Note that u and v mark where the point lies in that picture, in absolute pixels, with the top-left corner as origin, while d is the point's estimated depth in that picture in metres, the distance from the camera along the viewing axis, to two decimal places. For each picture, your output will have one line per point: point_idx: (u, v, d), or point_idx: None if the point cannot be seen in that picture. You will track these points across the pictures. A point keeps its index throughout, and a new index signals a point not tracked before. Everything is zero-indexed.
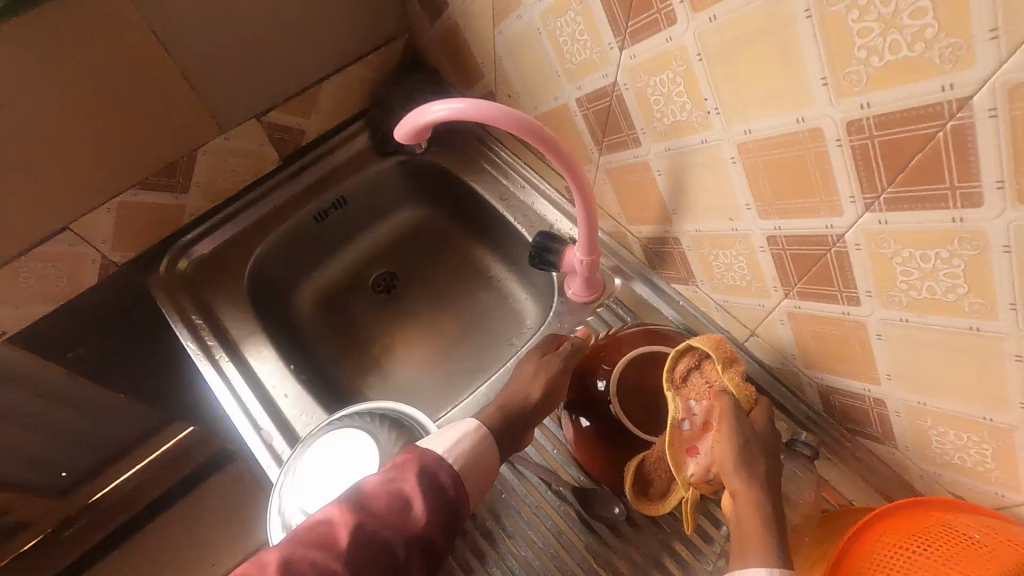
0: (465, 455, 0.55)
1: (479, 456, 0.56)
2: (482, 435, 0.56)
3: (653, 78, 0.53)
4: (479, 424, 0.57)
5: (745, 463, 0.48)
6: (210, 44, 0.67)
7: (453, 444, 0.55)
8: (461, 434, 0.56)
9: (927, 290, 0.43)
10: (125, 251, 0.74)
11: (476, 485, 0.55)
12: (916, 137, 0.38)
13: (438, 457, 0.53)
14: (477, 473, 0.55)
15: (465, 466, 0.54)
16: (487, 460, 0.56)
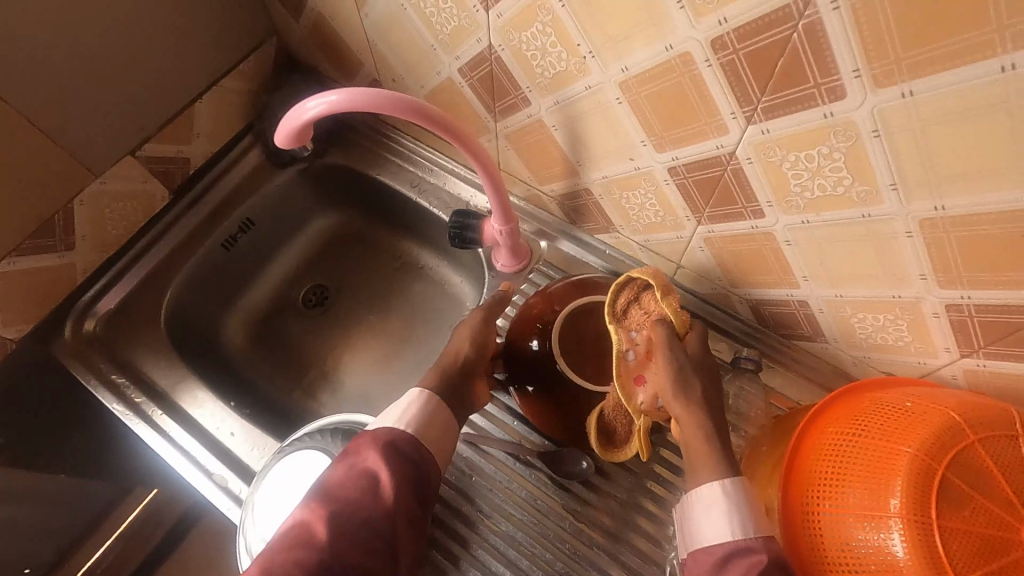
0: (419, 419, 0.53)
1: (431, 417, 0.54)
2: (428, 397, 0.54)
3: (525, 33, 0.52)
4: (422, 390, 0.55)
5: (683, 390, 0.49)
6: (55, 86, 0.61)
7: (403, 413, 0.53)
8: (405, 401, 0.54)
9: (819, 188, 0.45)
10: (20, 325, 0.69)
11: (439, 444, 0.53)
12: (775, 43, 0.38)
13: (391, 428, 0.51)
14: (436, 432, 0.53)
15: (422, 430, 0.52)
16: (440, 416, 0.54)
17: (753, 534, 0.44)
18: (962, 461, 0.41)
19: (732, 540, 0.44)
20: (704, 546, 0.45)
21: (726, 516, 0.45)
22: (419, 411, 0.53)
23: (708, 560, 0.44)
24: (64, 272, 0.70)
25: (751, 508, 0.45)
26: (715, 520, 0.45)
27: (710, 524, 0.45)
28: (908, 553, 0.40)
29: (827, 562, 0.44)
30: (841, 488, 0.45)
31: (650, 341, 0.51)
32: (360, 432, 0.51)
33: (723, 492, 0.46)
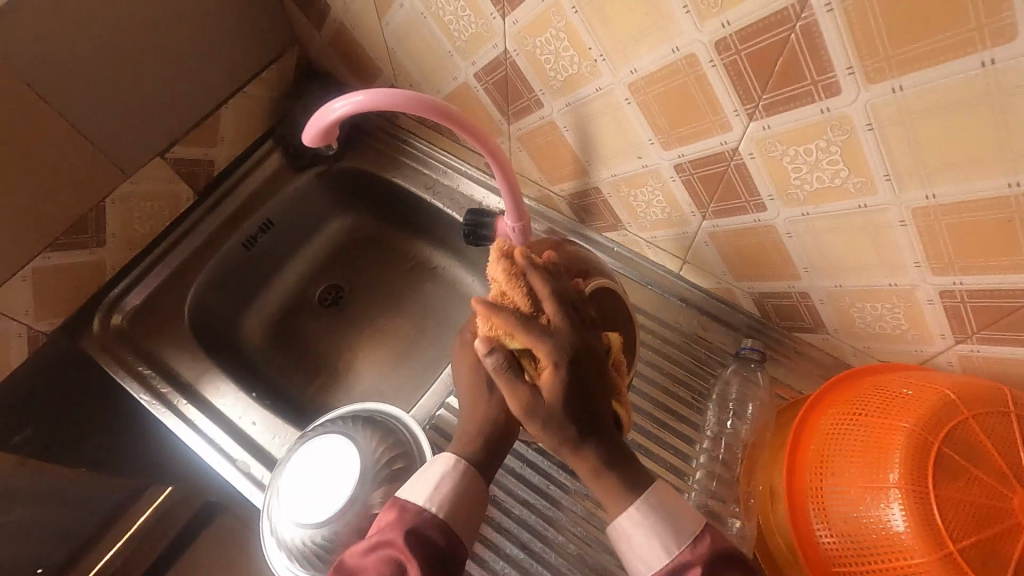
0: (450, 501, 0.44)
1: (466, 493, 0.45)
2: (464, 471, 0.45)
3: (539, 39, 0.55)
4: (456, 457, 0.46)
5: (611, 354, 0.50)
6: (94, 89, 0.65)
7: (432, 489, 0.44)
8: (436, 473, 0.45)
9: (818, 181, 0.48)
10: (52, 318, 0.72)
11: (471, 528, 0.44)
12: (774, 43, 0.41)
13: (419, 509, 0.43)
14: (472, 512, 0.45)
15: (453, 511, 0.44)
16: (479, 490, 0.46)
17: (686, 548, 0.42)
18: (956, 435, 0.43)
19: (665, 564, 0.42)
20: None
21: (654, 538, 0.43)
22: (456, 484, 0.45)
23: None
24: (94, 268, 0.73)
25: (671, 513, 0.43)
26: (642, 547, 0.43)
27: (642, 552, 0.43)
28: (908, 524, 0.42)
29: (833, 538, 0.46)
30: (842, 467, 0.47)
31: (578, 316, 0.45)
32: (387, 508, 0.44)
33: (638, 520, 0.43)
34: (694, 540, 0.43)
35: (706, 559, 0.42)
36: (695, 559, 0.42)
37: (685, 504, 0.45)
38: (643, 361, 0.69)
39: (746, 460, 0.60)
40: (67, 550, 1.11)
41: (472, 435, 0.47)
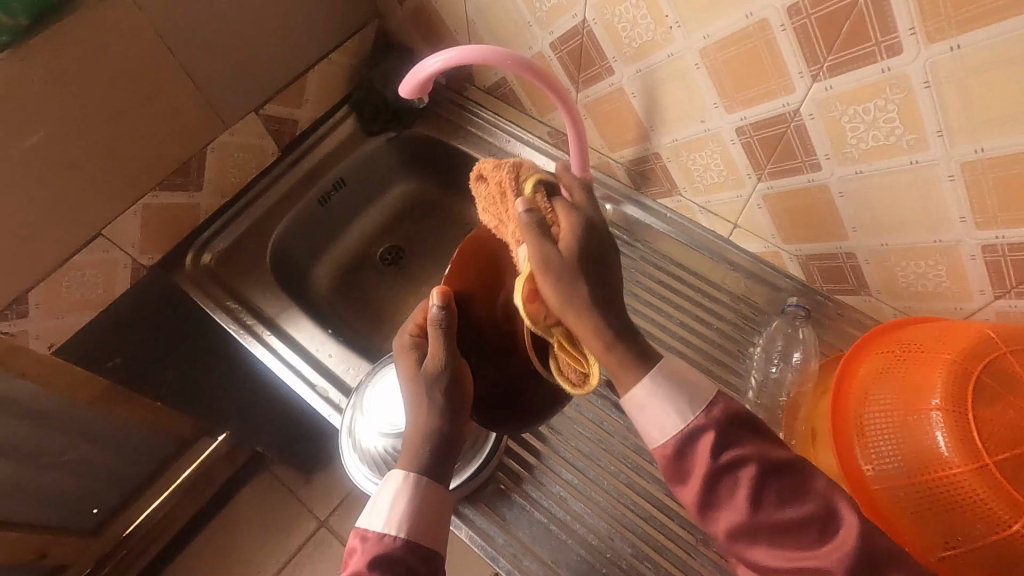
0: (409, 516, 0.47)
1: (422, 507, 0.48)
2: (415, 482, 0.48)
3: (618, 8, 0.61)
4: (406, 473, 0.49)
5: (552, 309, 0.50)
6: (208, 44, 0.72)
7: (389, 514, 0.47)
8: (394, 492, 0.48)
9: (874, 139, 0.52)
10: (152, 254, 0.79)
11: (435, 534, 0.48)
12: (843, 7, 0.47)
13: (381, 536, 0.46)
14: (432, 519, 0.48)
15: (413, 527, 0.47)
16: (436, 498, 0.49)
17: (700, 413, 0.45)
18: (995, 366, 0.48)
19: (677, 429, 0.45)
20: (657, 441, 0.46)
21: (671, 401, 0.46)
22: (413, 497, 0.48)
23: (668, 449, 0.45)
24: (191, 210, 0.81)
25: (683, 381, 0.46)
26: (658, 413, 0.46)
27: (660, 416, 0.46)
28: (949, 444, 0.47)
29: (877, 465, 0.52)
30: (887, 399, 0.52)
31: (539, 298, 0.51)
32: (355, 536, 0.48)
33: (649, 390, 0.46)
34: (708, 406, 0.46)
35: (720, 422, 0.45)
36: (710, 423, 0.45)
37: (698, 375, 0.47)
38: (692, 317, 0.74)
39: (789, 405, 0.66)
40: (124, 489, 1.19)
41: (421, 434, 0.50)
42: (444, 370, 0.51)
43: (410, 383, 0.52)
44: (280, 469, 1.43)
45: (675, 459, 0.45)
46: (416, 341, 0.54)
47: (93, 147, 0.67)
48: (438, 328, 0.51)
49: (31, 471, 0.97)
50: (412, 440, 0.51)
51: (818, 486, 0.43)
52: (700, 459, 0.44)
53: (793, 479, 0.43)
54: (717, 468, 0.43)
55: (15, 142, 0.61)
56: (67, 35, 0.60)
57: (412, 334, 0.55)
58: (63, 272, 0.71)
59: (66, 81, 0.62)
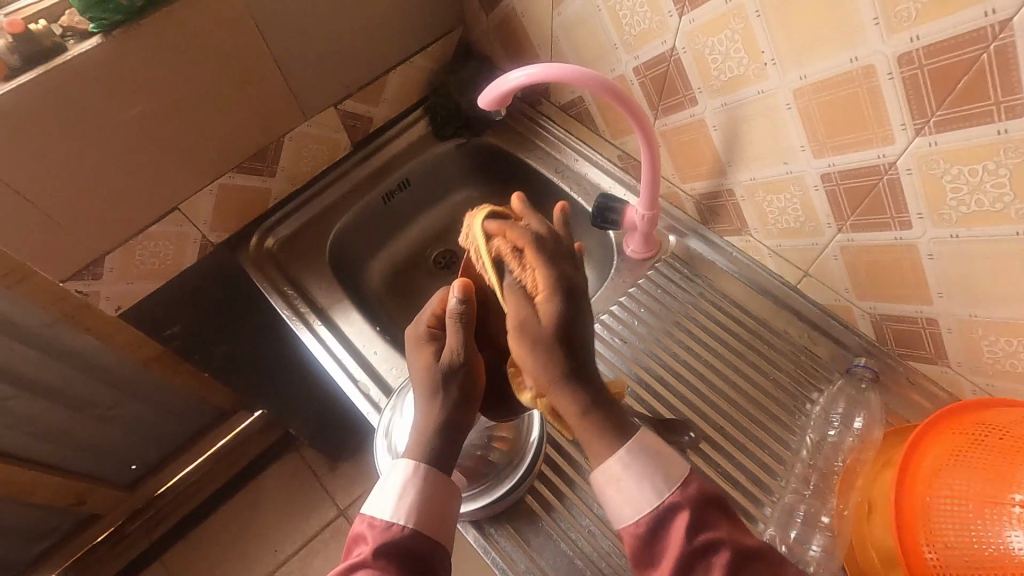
0: (417, 507, 0.48)
1: (430, 498, 0.48)
2: (424, 475, 0.49)
3: (711, 39, 0.59)
4: (416, 464, 0.49)
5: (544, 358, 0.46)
6: (300, 37, 0.74)
7: (399, 504, 0.48)
8: (401, 483, 0.49)
9: (976, 203, 0.49)
10: (221, 233, 0.83)
11: (440, 526, 0.49)
12: (963, 61, 0.44)
13: (388, 526, 0.47)
14: (439, 509, 0.49)
15: (422, 517, 0.48)
16: (447, 492, 0.49)
17: (675, 490, 0.46)
18: None
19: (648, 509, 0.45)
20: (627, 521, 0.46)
21: (644, 476, 0.46)
22: (423, 490, 0.48)
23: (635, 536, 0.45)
24: (263, 194, 0.84)
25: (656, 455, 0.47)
26: (630, 488, 0.46)
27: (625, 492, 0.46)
28: None
29: (940, 552, 0.48)
30: (964, 482, 0.49)
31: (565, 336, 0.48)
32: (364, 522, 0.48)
33: (622, 463, 0.46)
34: (683, 484, 0.46)
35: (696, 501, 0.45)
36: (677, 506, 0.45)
37: (670, 453, 0.48)
38: (748, 364, 0.71)
39: (844, 472, 0.62)
40: (162, 450, 1.23)
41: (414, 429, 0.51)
42: (457, 369, 0.50)
43: (420, 372, 0.52)
44: (308, 452, 1.45)
45: (646, 538, 0.45)
46: (431, 333, 0.54)
47: (182, 126, 0.70)
48: (457, 322, 0.50)
49: (83, 419, 1.02)
50: (417, 438, 0.51)
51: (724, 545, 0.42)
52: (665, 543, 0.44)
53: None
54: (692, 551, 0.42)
55: (114, 115, 0.64)
56: (174, 19, 0.63)
57: (429, 325, 0.54)
58: (139, 240, 0.74)
59: (168, 62, 0.65)
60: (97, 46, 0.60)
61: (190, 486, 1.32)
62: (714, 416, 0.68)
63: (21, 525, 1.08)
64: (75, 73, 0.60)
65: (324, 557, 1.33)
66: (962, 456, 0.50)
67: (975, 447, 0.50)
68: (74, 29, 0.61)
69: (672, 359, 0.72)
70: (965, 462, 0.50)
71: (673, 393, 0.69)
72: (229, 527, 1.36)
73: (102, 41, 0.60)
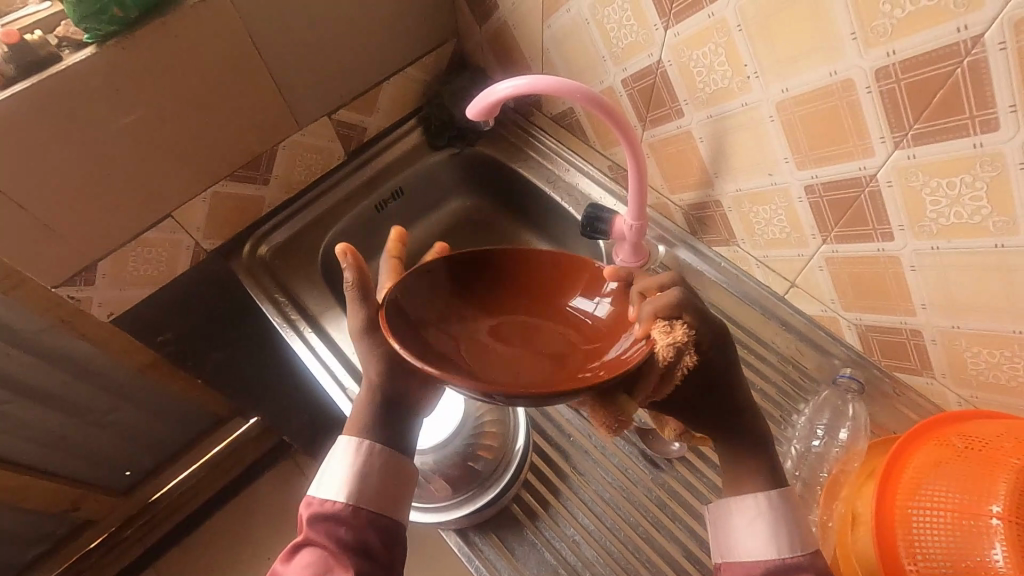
0: (353, 483, 0.51)
1: (367, 473, 0.52)
2: (357, 452, 0.52)
3: (696, 52, 0.60)
4: (351, 443, 0.53)
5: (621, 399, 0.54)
6: (293, 48, 0.76)
7: (337, 480, 0.52)
8: (338, 460, 0.52)
9: (955, 216, 0.49)
10: (215, 240, 0.83)
11: (379, 495, 0.52)
12: (939, 76, 0.44)
13: (327, 500, 0.51)
14: (375, 482, 0.52)
15: (358, 489, 0.51)
16: (379, 463, 0.53)
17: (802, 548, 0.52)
18: None
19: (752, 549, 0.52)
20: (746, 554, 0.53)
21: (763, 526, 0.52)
22: (356, 465, 0.52)
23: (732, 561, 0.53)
24: (256, 202, 0.85)
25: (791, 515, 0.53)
26: (759, 531, 0.52)
27: (753, 535, 0.53)
28: (1009, 558, 0.43)
29: (921, 566, 0.48)
30: (946, 496, 0.48)
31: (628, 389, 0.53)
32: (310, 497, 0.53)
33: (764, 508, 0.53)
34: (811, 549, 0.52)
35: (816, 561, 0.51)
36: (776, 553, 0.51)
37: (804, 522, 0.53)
38: None
39: (829, 481, 0.62)
40: (156, 457, 1.23)
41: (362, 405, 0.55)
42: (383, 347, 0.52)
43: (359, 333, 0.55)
44: (303, 459, 1.45)
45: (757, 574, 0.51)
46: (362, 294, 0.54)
47: (175, 135, 0.71)
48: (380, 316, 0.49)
49: (76, 425, 1.03)
50: (355, 419, 0.54)
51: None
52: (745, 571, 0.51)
53: None
54: None
55: (107, 125, 0.65)
56: (167, 30, 0.64)
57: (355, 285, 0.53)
58: (132, 247, 0.75)
59: (161, 72, 0.66)
60: (91, 56, 0.61)
61: (184, 493, 1.32)
62: None
63: (13, 531, 1.08)
64: (69, 83, 0.61)
65: None
66: (943, 467, 0.50)
67: (955, 459, 0.50)
68: (69, 39, 0.62)
69: None
70: (945, 473, 0.50)
71: None
72: (222, 535, 1.36)
73: (96, 51, 0.61)
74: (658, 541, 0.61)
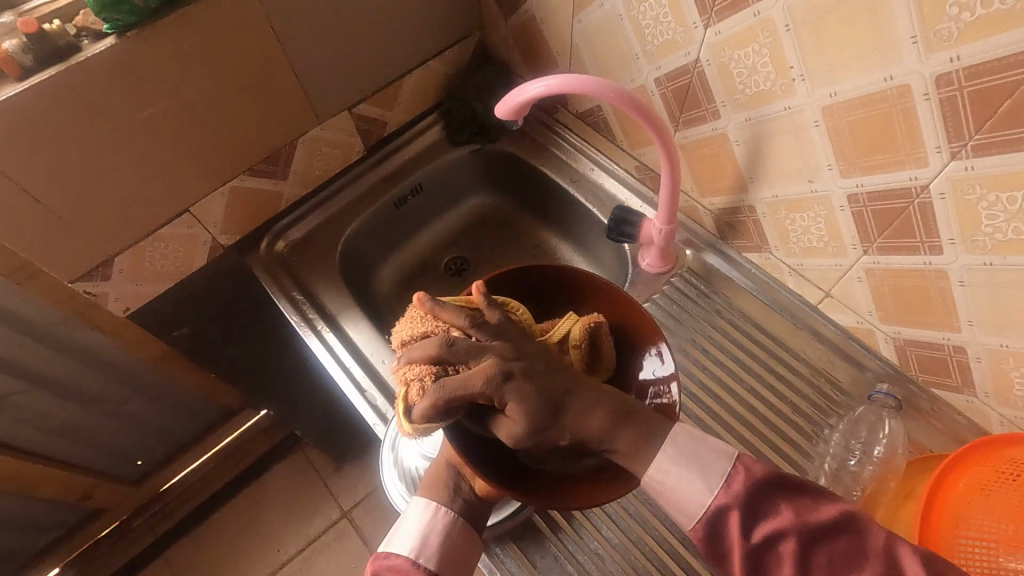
0: (433, 545, 0.49)
1: (448, 539, 0.50)
2: (441, 514, 0.51)
3: (738, 52, 0.58)
4: (435, 504, 0.51)
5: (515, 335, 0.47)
6: (314, 40, 0.73)
7: (417, 542, 0.49)
8: (420, 521, 0.50)
9: (1013, 231, 0.46)
10: (232, 235, 0.82)
11: (457, 564, 0.49)
12: (1006, 84, 0.42)
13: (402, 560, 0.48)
14: (456, 551, 0.50)
15: (438, 554, 0.49)
16: (464, 535, 0.51)
17: (720, 490, 0.43)
18: None
19: (701, 513, 0.43)
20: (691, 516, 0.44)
21: (688, 480, 0.44)
22: (439, 529, 0.50)
23: (699, 537, 0.43)
24: (274, 197, 0.83)
25: None
26: None
27: None
28: None
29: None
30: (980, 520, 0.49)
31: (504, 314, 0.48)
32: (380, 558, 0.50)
33: None
34: None
35: (741, 499, 0.42)
36: (733, 501, 0.42)
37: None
38: (765, 385, 0.69)
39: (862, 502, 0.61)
40: (168, 446, 1.23)
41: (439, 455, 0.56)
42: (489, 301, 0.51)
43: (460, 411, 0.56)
44: (313, 451, 1.44)
45: (709, 540, 0.43)
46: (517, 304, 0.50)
47: (193, 128, 0.69)
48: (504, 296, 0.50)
49: (91, 416, 1.02)
50: (437, 482, 0.54)
51: (873, 545, 0.38)
52: (733, 540, 0.41)
53: (842, 541, 0.39)
54: (751, 550, 0.40)
55: (125, 117, 0.63)
56: (188, 20, 0.62)
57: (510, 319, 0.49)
58: (149, 242, 0.74)
59: (181, 63, 0.64)
60: (112, 47, 0.59)
61: (196, 482, 1.32)
62: (728, 438, 0.66)
63: (26, 519, 1.08)
64: (89, 74, 0.59)
65: (326, 559, 1.33)
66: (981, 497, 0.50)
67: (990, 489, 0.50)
68: (88, 29, 0.60)
69: (683, 375, 0.70)
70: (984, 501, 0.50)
71: (688, 412, 0.68)
72: (232, 525, 1.36)
73: (117, 42, 0.59)
74: (683, 557, 0.59)
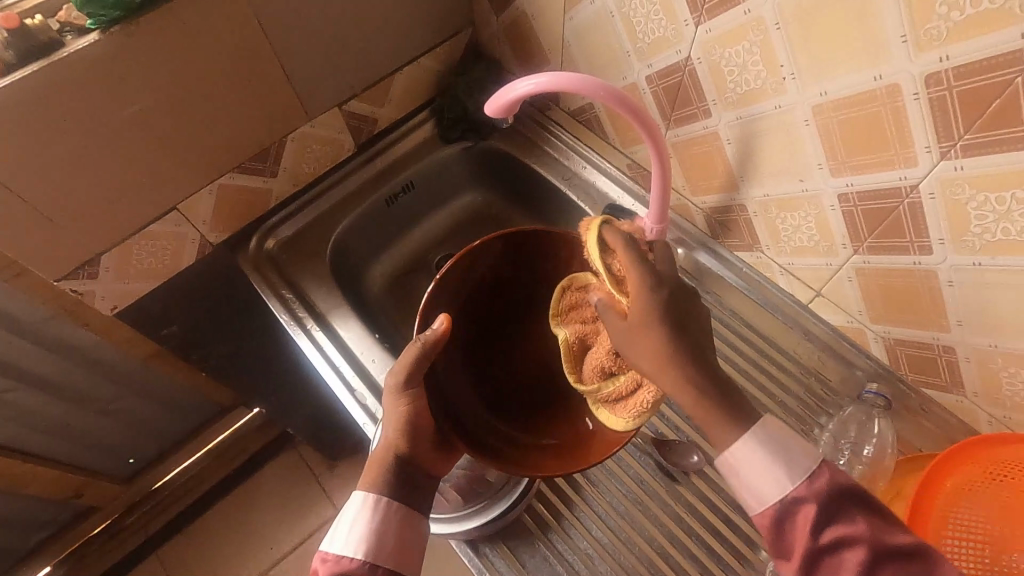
0: (376, 536, 0.49)
1: (391, 527, 0.50)
2: (380, 504, 0.51)
3: (729, 50, 0.57)
4: (373, 496, 0.51)
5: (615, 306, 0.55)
6: (302, 36, 0.73)
7: (360, 537, 0.49)
8: (359, 514, 0.50)
9: (1001, 232, 0.46)
10: (221, 233, 0.81)
11: (404, 547, 0.50)
12: (995, 84, 0.42)
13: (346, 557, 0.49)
14: (398, 535, 0.50)
15: (382, 544, 0.49)
16: (403, 519, 0.51)
17: (802, 483, 0.44)
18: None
19: (776, 499, 0.45)
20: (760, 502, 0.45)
21: (768, 466, 0.45)
22: (380, 520, 0.50)
23: (767, 523, 0.45)
24: (264, 194, 0.82)
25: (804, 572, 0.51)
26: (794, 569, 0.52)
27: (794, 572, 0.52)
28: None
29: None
30: None
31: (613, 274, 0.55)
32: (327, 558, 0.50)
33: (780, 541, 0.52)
34: None
35: (822, 496, 0.43)
36: (812, 496, 0.43)
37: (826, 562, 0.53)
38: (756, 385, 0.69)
39: None
40: (160, 445, 1.23)
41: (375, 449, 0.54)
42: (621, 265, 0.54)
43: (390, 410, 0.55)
44: (307, 450, 1.44)
45: (774, 528, 0.44)
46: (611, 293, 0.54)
47: (180, 125, 0.68)
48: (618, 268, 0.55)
49: (81, 415, 1.02)
50: (373, 471, 0.53)
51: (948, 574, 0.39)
52: (802, 533, 0.43)
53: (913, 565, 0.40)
54: (817, 551, 0.42)
55: (111, 115, 0.63)
56: (172, 16, 0.61)
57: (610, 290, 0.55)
58: (136, 241, 0.73)
59: (167, 59, 0.63)
60: (95, 43, 0.58)
61: (188, 481, 1.31)
62: None
63: (17, 518, 1.08)
64: (73, 71, 0.58)
65: None
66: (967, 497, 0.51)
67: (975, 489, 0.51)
68: (71, 24, 0.60)
69: None
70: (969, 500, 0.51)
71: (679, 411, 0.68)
72: (225, 524, 1.35)
73: (100, 37, 0.58)
74: (673, 557, 0.59)
